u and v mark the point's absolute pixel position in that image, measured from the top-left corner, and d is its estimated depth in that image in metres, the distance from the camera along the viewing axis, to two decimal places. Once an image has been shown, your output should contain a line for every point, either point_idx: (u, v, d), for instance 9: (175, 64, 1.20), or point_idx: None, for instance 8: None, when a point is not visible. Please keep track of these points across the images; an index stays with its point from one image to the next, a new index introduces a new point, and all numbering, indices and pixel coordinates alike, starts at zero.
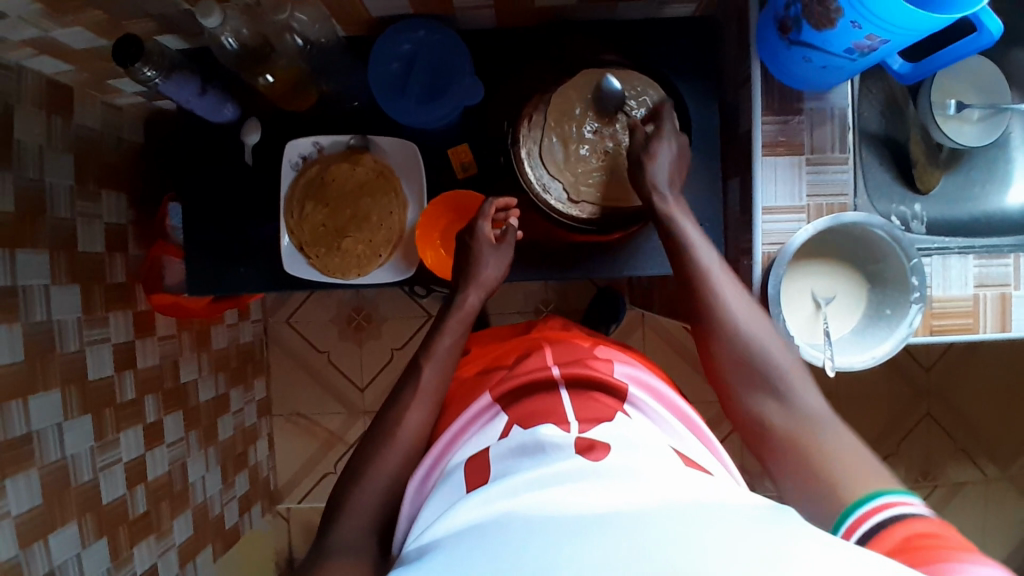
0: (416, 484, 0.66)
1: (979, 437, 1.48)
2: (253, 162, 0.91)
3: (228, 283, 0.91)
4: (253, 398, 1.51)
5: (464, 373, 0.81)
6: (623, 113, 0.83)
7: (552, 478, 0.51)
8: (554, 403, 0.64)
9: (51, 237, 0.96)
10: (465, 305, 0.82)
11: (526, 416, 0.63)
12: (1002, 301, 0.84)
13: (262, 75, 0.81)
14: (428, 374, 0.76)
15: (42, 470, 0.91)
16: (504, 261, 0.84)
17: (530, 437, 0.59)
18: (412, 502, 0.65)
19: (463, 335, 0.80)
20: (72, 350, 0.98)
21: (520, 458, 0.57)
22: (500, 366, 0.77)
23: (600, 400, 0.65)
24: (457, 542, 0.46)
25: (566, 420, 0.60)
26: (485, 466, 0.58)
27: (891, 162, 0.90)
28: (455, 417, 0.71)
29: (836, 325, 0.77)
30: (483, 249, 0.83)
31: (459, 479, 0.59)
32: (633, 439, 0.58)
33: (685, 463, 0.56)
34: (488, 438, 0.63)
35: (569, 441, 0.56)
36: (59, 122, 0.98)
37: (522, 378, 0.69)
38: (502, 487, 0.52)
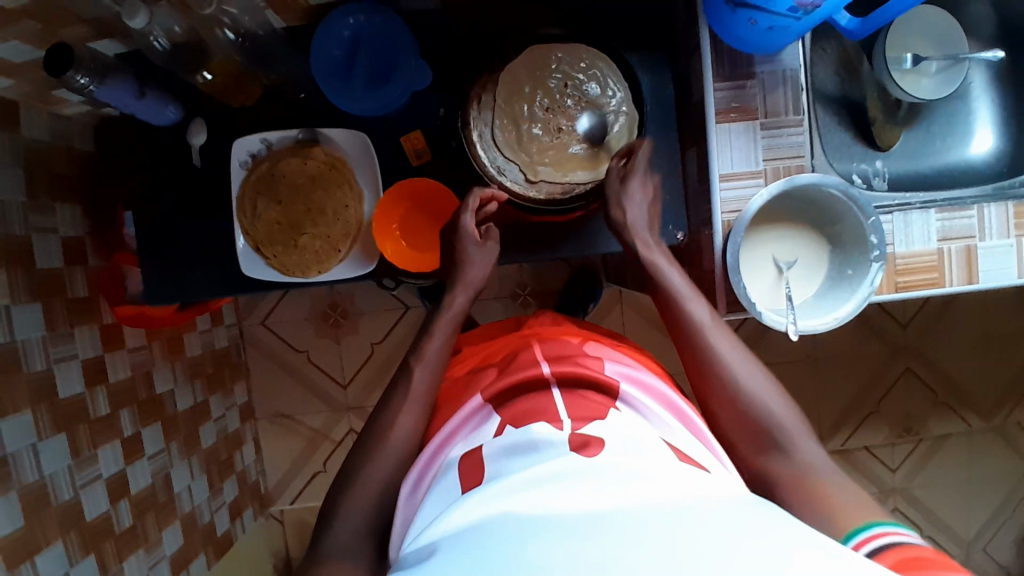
0: (409, 487, 0.65)
1: (959, 388, 1.50)
2: (202, 164, 0.89)
3: (190, 290, 0.89)
4: (234, 403, 1.50)
5: (451, 374, 0.79)
6: (573, 88, 0.80)
7: (549, 478, 0.51)
8: (544, 402, 0.63)
9: (5, 256, 0.93)
10: (453, 305, 0.80)
11: (519, 416, 0.62)
12: (967, 253, 0.84)
13: (199, 73, 0.79)
14: (419, 377, 0.74)
15: (21, 491, 0.90)
16: (488, 262, 0.82)
17: (523, 436, 0.58)
18: (405, 506, 0.65)
19: (453, 336, 0.78)
20: (38, 370, 0.96)
21: (513, 457, 0.57)
22: (489, 363, 0.75)
23: (591, 399, 0.63)
24: (456, 543, 0.46)
25: (558, 418, 0.60)
26: (480, 465, 0.58)
27: (849, 122, 0.89)
28: (445, 419, 0.69)
29: (798, 289, 0.76)
30: (468, 248, 0.80)
31: (453, 481, 0.59)
32: (631, 438, 0.57)
33: (679, 458, 0.57)
34: (481, 438, 0.63)
35: (563, 438, 0.56)
36: (4, 136, 0.95)
37: (513, 377, 0.67)
38: (496, 488, 0.51)
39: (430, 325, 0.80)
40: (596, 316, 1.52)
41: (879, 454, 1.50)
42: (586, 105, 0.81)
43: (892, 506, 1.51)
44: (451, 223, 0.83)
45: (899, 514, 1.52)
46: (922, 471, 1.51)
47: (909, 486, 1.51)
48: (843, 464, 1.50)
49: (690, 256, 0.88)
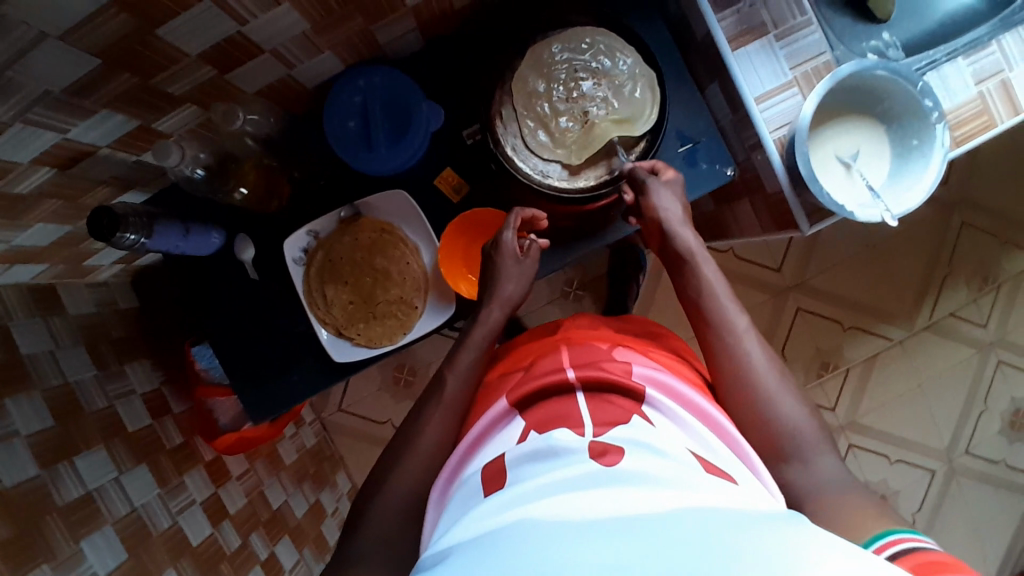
0: (437, 493, 0.65)
1: (1019, 222, 1.48)
2: (259, 275, 0.90)
3: (285, 395, 0.90)
4: (342, 493, 1.50)
5: (486, 380, 0.78)
6: (583, 72, 0.81)
7: (564, 486, 0.50)
8: (570, 408, 0.62)
9: (101, 430, 0.94)
10: (487, 318, 0.80)
11: (542, 421, 0.61)
12: (1004, 87, 0.84)
13: (235, 189, 0.80)
14: (451, 387, 0.74)
15: None
16: (527, 275, 0.82)
17: (545, 443, 0.57)
18: (434, 512, 0.64)
19: (485, 349, 0.78)
20: (166, 526, 0.96)
21: (534, 463, 0.55)
22: (513, 371, 0.74)
23: (617, 404, 0.62)
24: (471, 548, 0.46)
25: (580, 424, 0.59)
26: (501, 472, 0.57)
27: (845, 5, 0.88)
28: (476, 420, 0.69)
29: (872, 177, 0.76)
30: (505, 263, 0.80)
31: (476, 487, 0.57)
32: (648, 442, 0.55)
33: (704, 469, 0.54)
34: (504, 445, 0.61)
35: (584, 446, 0.55)
36: (58, 319, 0.96)
37: (537, 382, 0.66)
38: (515, 496, 0.51)
39: (466, 339, 0.80)
40: (649, 285, 1.52)
41: (966, 314, 1.48)
42: (602, 82, 0.81)
43: (996, 360, 1.50)
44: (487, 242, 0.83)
45: (1006, 365, 1.50)
46: (1013, 315, 1.49)
47: (1007, 334, 1.49)
48: (936, 336, 1.49)
49: (748, 186, 0.88)
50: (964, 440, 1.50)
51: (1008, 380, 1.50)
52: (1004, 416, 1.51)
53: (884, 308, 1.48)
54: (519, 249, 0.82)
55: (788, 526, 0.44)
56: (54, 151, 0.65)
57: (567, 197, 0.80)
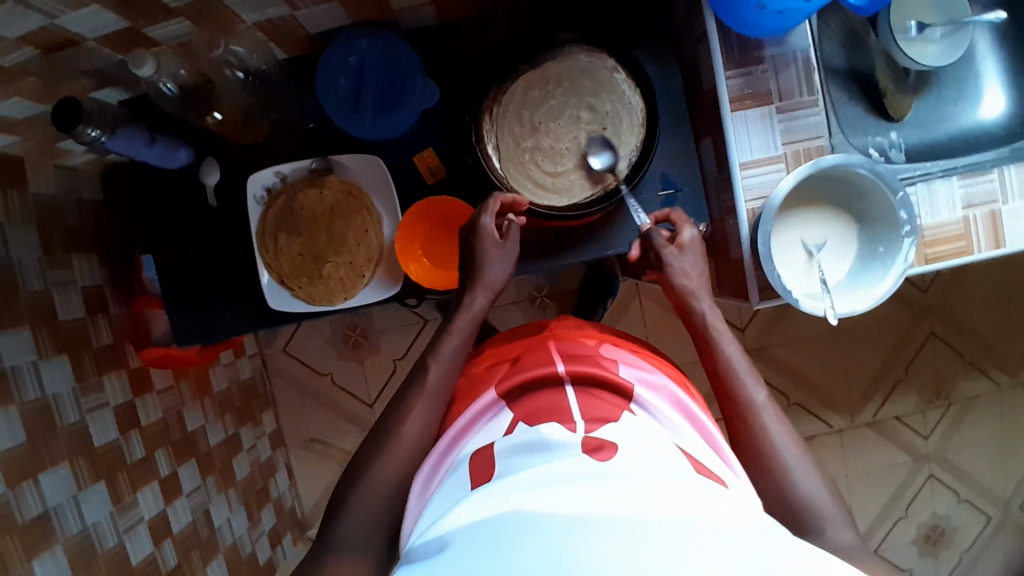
0: (422, 480, 0.67)
1: (985, 347, 1.49)
2: (219, 203, 0.89)
3: (217, 326, 0.90)
4: (264, 431, 1.51)
5: (468, 372, 0.80)
6: (585, 91, 0.80)
7: (555, 478, 0.51)
8: (558, 400, 0.65)
9: (31, 313, 0.93)
10: (470, 307, 0.79)
11: (532, 413, 0.64)
12: (992, 217, 0.83)
13: (209, 113, 0.79)
14: (432, 377, 0.75)
15: (66, 544, 0.90)
16: (507, 262, 0.80)
17: (535, 436, 0.59)
18: (417, 500, 0.66)
19: (470, 339, 0.78)
20: (72, 421, 0.96)
21: (524, 456, 0.57)
22: (503, 361, 0.77)
23: (605, 399, 0.65)
24: (473, 539, 0.47)
25: (571, 419, 0.61)
26: (491, 461, 0.59)
27: (862, 95, 0.87)
28: (461, 411, 0.72)
29: (830, 272, 0.76)
30: (486, 251, 0.77)
31: (462, 478, 0.59)
32: (639, 440, 0.58)
33: (696, 469, 0.56)
34: (492, 435, 0.64)
35: (577, 440, 0.57)
36: (16, 195, 0.95)
37: (526, 375, 0.69)
38: (510, 484, 0.52)
39: (446, 326, 0.79)
40: (615, 310, 1.52)
41: (910, 422, 1.49)
42: (599, 105, 0.80)
43: (927, 473, 1.51)
44: (465, 227, 0.80)
45: (936, 481, 1.51)
46: (954, 436, 1.50)
47: (944, 451, 1.50)
48: (875, 435, 1.50)
49: (715, 246, 0.88)
50: (874, 540, 1.52)
51: (933, 494, 1.51)
52: (919, 528, 1.53)
53: (835, 395, 1.48)
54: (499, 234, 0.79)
55: (781, 535, 0.47)
56: (38, 35, 0.64)
57: (556, 217, 0.80)
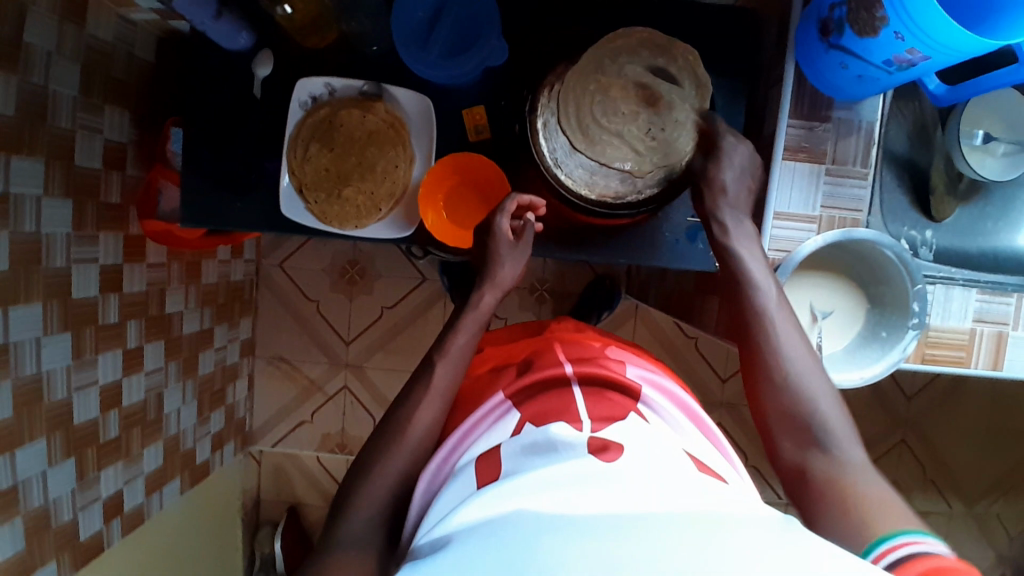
0: (429, 475, 0.66)
1: (949, 469, 1.49)
2: (263, 97, 0.89)
3: (227, 218, 0.90)
4: (238, 336, 1.51)
5: (473, 373, 0.82)
6: (647, 90, 0.79)
7: (561, 480, 0.52)
8: (567, 401, 0.65)
9: (49, 148, 0.93)
10: (479, 305, 0.80)
11: (538, 414, 0.64)
12: (998, 338, 0.83)
13: (281, 6, 0.83)
14: (441, 371, 0.75)
15: (17, 382, 0.90)
16: (520, 261, 0.82)
17: (541, 436, 0.60)
18: (423, 491, 0.66)
19: (476, 336, 0.79)
20: (57, 265, 0.96)
21: (532, 457, 0.58)
22: (510, 363, 0.78)
23: (614, 399, 0.66)
24: (472, 534, 0.48)
25: (578, 418, 0.62)
26: (497, 462, 0.59)
27: (910, 186, 0.87)
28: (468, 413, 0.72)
29: (829, 342, 0.77)
30: (501, 249, 0.81)
31: (469, 475, 0.59)
32: (645, 442, 0.58)
33: (698, 466, 0.57)
34: (499, 435, 0.64)
35: (582, 440, 0.57)
36: (71, 30, 0.94)
37: (536, 375, 0.71)
38: (516, 485, 0.53)
39: (455, 323, 0.80)
40: (608, 325, 1.52)
41: None
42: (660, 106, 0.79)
43: None
44: (482, 226, 0.84)
45: None
46: None
47: None
48: None
49: None
50: None
51: None
52: None
53: None
54: (513, 234, 0.83)
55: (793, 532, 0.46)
56: None
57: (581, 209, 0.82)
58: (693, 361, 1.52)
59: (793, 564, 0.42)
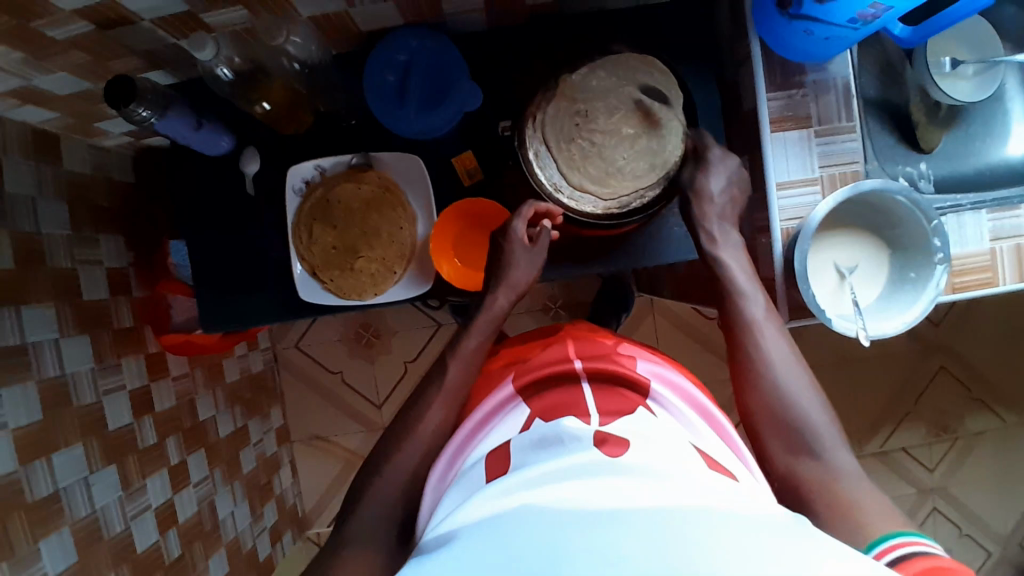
0: (438, 474, 0.70)
1: (991, 384, 1.50)
2: (256, 192, 0.90)
3: (247, 315, 0.90)
4: (271, 426, 1.50)
5: (485, 368, 0.82)
6: (627, 95, 0.80)
7: (565, 473, 0.53)
8: (576, 397, 0.67)
9: (55, 290, 0.93)
10: (492, 307, 0.82)
11: (549, 409, 0.66)
12: (1018, 251, 0.84)
13: (258, 102, 0.81)
14: (452, 373, 0.79)
15: (74, 526, 0.89)
16: (535, 265, 0.83)
17: (552, 431, 0.61)
18: (432, 493, 0.69)
19: (488, 334, 0.82)
20: (88, 401, 0.96)
21: (540, 450, 0.59)
22: (518, 360, 0.79)
23: (626, 396, 0.68)
24: (475, 531, 0.49)
25: (587, 413, 0.64)
26: (506, 456, 0.61)
27: (893, 125, 0.89)
28: (477, 404, 0.74)
29: (862, 294, 0.77)
30: (515, 252, 0.82)
31: (477, 473, 0.61)
32: (653, 436, 0.59)
33: (708, 464, 0.58)
34: (508, 430, 0.66)
35: (588, 433, 0.59)
36: (49, 171, 0.95)
37: (544, 371, 0.72)
38: (520, 479, 0.54)
39: (468, 324, 0.83)
40: (628, 325, 1.53)
41: (916, 454, 1.49)
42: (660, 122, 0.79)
43: (931, 507, 1.50)
44: (500, 228, 0.85)
45: (938, 514, 1.51)
46: (960, 470, 1.50)
47: (948, 486, 1.50)
48: (882, 466, 1.49)
49: None
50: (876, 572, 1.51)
51: (935, 529, 1.51)
52: None
53: (844, 423, 1.48)
54: (529, 239, 0.83)
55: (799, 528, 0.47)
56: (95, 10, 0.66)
57: (590, 225, 0.82)
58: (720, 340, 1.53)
59: (791, 558, 0.42)
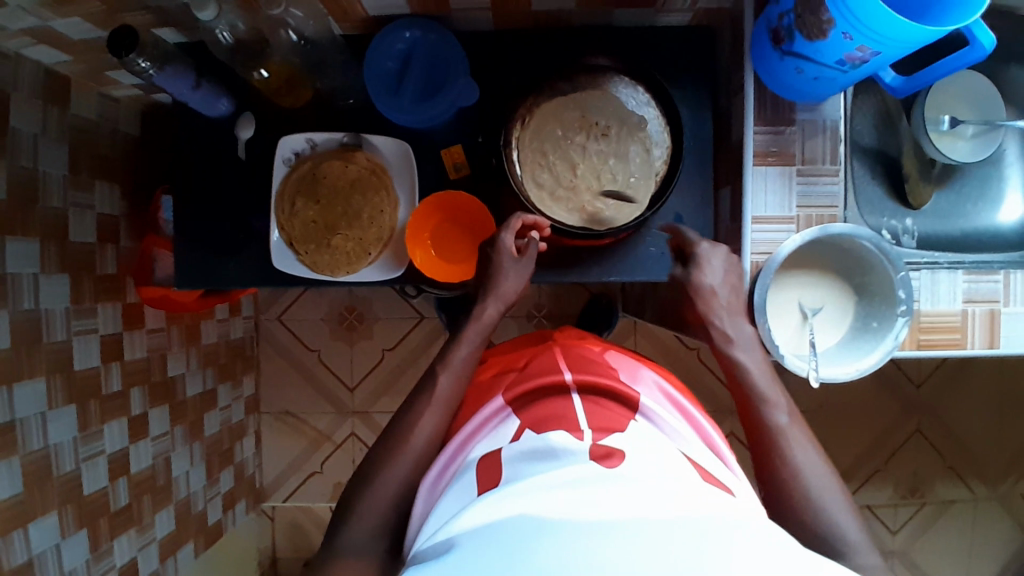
0: (428, 483, 0.69)
1: (967, 454, 1.48)
2: (247, 157, 0.92)
3: (221, 278, 0.92)
4: (241, 394, 1.51)
5: (477, 378, 0.82)
6: (615, 116, 0.83)
7: (561, 482, 0.53)
8: (566, 410, 0.66)
9: (42, 226, 0.95)
10: (483, 317, 0.82)
11: (539, 421, 0.65)
12: (991, 317, 0.83)
13: (257, 69, 0.83)
14: (442, 384, 0.77)
15: (24, 458, 0.90)
16: (524, 275, 0.84)
17: (541, 443, 0.60)
18: (424, 499, 0.68)
19: (479, 346, 0.81)
20: (58, 339, 0.97)
21: (531, 461, 0.58)
22: (510, 369, 0.79)
23: (612, 410, 0.67)
24: (473, 541, 0.48)
25: (578, 428, 0.62)
26: (497, 465, 0.60)
27: (884, 175, 0.89)
28: (468, 417, 0.73)
29: (822, 336, 0.78)
30: (504, 263, 0.83)
31: (469, 480, 0.61)
32: (644, 448, 0.59)
33: (703, 477, 0.58)
34: (499, 440, 0.65)
35: (584, 447, 0.58)
36: (56, 111, 0.97)
37: (534, 382, 0.71)
38: (514, 487, 0.54)
39: (458, 335, 0.83)
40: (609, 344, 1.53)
41: (881, 514, 1.47)
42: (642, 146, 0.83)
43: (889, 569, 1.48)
44: (489, 240, 0.85)
45: None
46: (923, 536, 1.48)
47: (909, 550, 1.48)
48: None
49: None
50: None
51: None
52: None
53: None
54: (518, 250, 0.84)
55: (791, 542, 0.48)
56: None
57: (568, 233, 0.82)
58: (699, 372, 1.52)
59: (788, 562, 0.44)
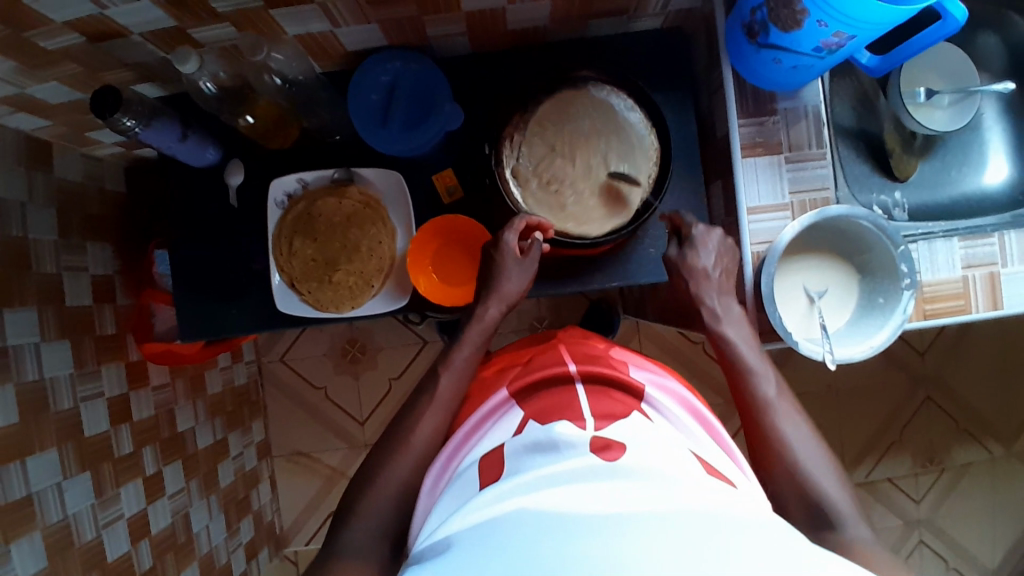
0: (429, 483, 0.68)
1: (979, 416, 1.49)
2: (240, 204, 0.92)
3: (225, 326, 0.91)
4: (252, 440, 1.49)
5: (479, 376, 0.82)
6: (599, 121, 0.84)
7: (562, 478, 0.53)
8: (570, 399, 0.66)
9: (38, 294, 0.94)
10: (484, 317, 0.81)
11: (544, 411, 0.65)
12: (991, 279, 0.85)
13: (243, 116, 0.84)
14: (444, 383, 0.77)
15: (45, 532, 0.89)
16: (526, 277, 0.82)
17: (546, 434, 0.60)
18: (426, 498, 0.68)
19: (481, 345, 0.80)
20: (65, 408, 0.96)
21: (534, 455, 0.59)
22: (514, 364, 0.79)
23: (619, 398, 0.67)
24: (469, 540, 0.49)
25: (581, 416, 0.63)
26: (500, 461, 0.60)
27: (868, 154, 0.90)
28: (472, 410, 0.74)
29: (830, 318, 0.79)
30: (506, 264, 0.81)
31: (471, 478, 0.61)
32: (645, 439, 0.59)
33: (706, 470, 0.58)
34: (502, 434, 0.65)
35: (584, 439, 0.58)
36: (39, 177, 0.97)
37: (540, 373, 0.71)
38: (513, 485, 0.54)
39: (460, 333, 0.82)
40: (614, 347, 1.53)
41: (903, 485, 1.48)
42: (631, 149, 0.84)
43: (918, 538, 1.48)
44: (490, 242, 0.84)
45: (925, 546, 1.49)
46: (945, 503, 1.49)
47: (934, 518, 1.48)
48: (867, 495, 1.48)
49: None
50: None
51: (923, 560, 1.48)
52: None
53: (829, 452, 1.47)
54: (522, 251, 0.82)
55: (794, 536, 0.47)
56: (84, 23, 0.68)
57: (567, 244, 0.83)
58: (705, 364, 1.53)
59: (789, 558, 0.43)
